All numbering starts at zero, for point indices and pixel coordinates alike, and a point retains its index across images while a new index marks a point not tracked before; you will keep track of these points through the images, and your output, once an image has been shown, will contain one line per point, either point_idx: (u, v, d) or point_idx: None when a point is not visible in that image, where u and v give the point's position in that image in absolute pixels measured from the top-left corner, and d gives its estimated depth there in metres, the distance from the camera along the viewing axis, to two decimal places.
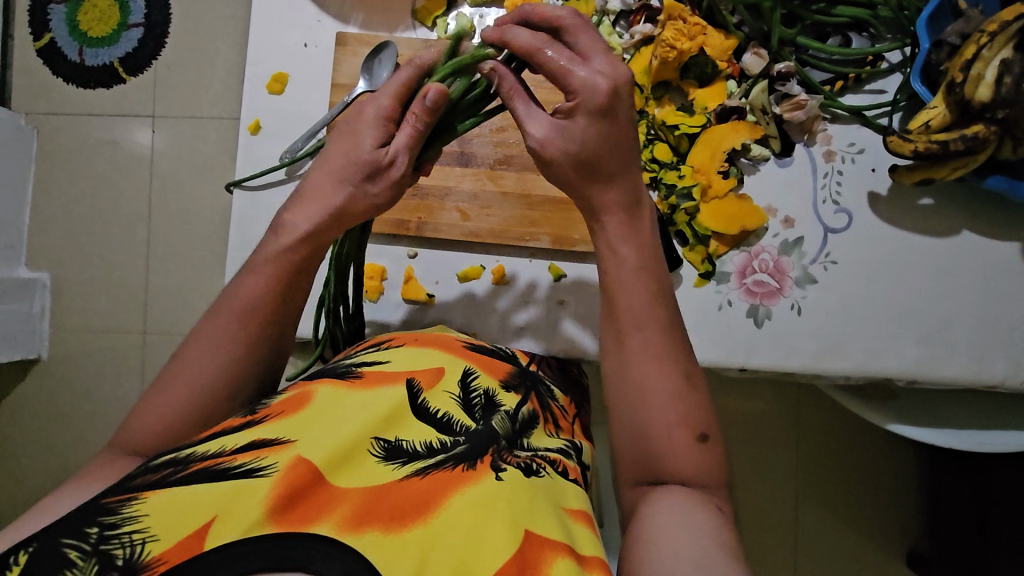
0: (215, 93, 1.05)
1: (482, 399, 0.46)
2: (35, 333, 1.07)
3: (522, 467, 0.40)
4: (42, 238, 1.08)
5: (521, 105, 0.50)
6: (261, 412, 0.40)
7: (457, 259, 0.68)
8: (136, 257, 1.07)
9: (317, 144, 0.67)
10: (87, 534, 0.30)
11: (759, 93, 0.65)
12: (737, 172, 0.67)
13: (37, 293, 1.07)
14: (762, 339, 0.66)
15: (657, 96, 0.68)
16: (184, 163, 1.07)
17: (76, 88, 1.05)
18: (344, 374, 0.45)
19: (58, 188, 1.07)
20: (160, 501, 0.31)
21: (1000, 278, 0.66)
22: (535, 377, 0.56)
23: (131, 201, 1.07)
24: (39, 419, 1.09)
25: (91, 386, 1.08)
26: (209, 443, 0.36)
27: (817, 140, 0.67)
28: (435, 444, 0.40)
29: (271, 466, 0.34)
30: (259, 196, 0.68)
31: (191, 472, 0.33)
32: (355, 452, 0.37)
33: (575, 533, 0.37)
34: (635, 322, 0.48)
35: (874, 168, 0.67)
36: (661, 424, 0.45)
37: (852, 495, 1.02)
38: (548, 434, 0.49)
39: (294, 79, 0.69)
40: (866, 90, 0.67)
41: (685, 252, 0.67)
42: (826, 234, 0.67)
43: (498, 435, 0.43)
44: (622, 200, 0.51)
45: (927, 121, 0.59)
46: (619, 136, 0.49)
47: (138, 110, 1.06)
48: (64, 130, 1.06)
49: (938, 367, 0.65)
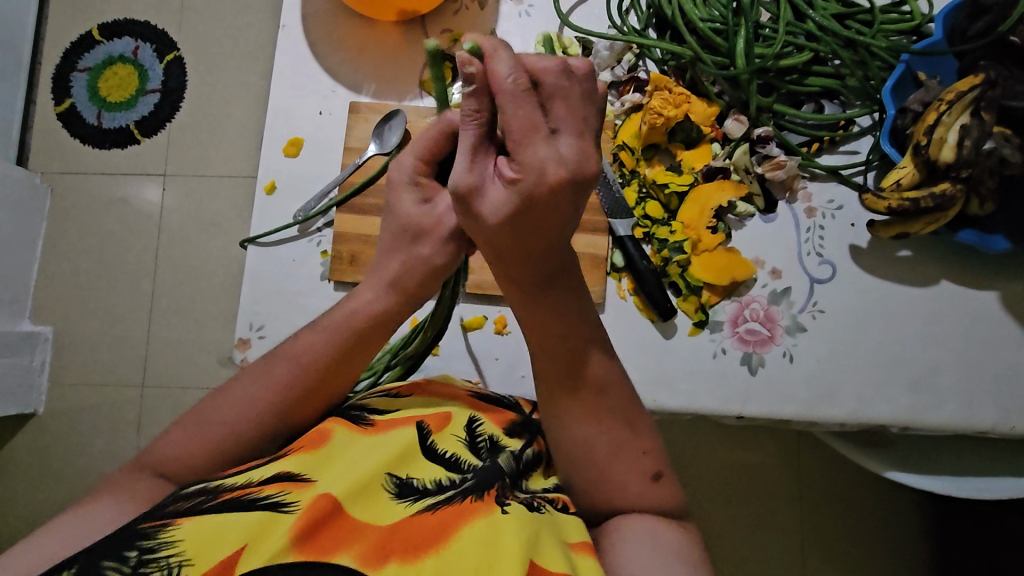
0: (226, 154, 1.11)
1: (488, 442, 0.47)
2: (33, 387, 1.08)
3: (525, 502, 0.42)
4: (49, 291, 1.11)
5: (468, 138, 0.40)
6: (284, 449, 0.43)
7: (459, 310, 0.71)
8: (140, 310, 1.10)
9: (329, 203, 0.71)
10: (127, 556, 0.33)
11: (741, 155, 0.70)
12: (725, 227, 0.71)
13: (39, 346, 1.08)
14: (756, 387, 0.68)
15: (647, 157, 0.73)
16: (194, 220, 1.11)
17: (91, 149, 1.11)
18: (357, 419, 0.47)
19: (68, 243, 1.11)
20: (194, 527, 0.35)
21: (980, 326, 0.69)
22: (539, 426, 0.55)
23: (138, 256, 1.11)
24: (32, 475, 1.09)
25: (87, 440, 1.08)
26: (237, 476, 0.40)
27: (798, 197, 0.72)
28: (444, 482, 0.42)
29: (294, 502, 0.37)
30: (271, 252, 0.72)
31: (222, 501, 0.37)
32: (369, 487, 0.39)
33: (578, 566, 0.39)
34: (571, 388, 0.49)
35: (854, 223, 0.71)
36: (612, 474, 0.48)
37: (857, 547, 1.00)
38: (548, 479, 0.50)
39: (308, 143, 0.74)
40: (841, 151, 0.72)
41: (679, 302, 0.70)
42: (812, 284, 0.70)
43: (503, 472, 0.44)
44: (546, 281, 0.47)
45: (898, 180, 0.64)
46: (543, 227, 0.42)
47: (150, 169, 1.11)
48: (77, 188, 1.11)
49: (929, 414, 0.67)
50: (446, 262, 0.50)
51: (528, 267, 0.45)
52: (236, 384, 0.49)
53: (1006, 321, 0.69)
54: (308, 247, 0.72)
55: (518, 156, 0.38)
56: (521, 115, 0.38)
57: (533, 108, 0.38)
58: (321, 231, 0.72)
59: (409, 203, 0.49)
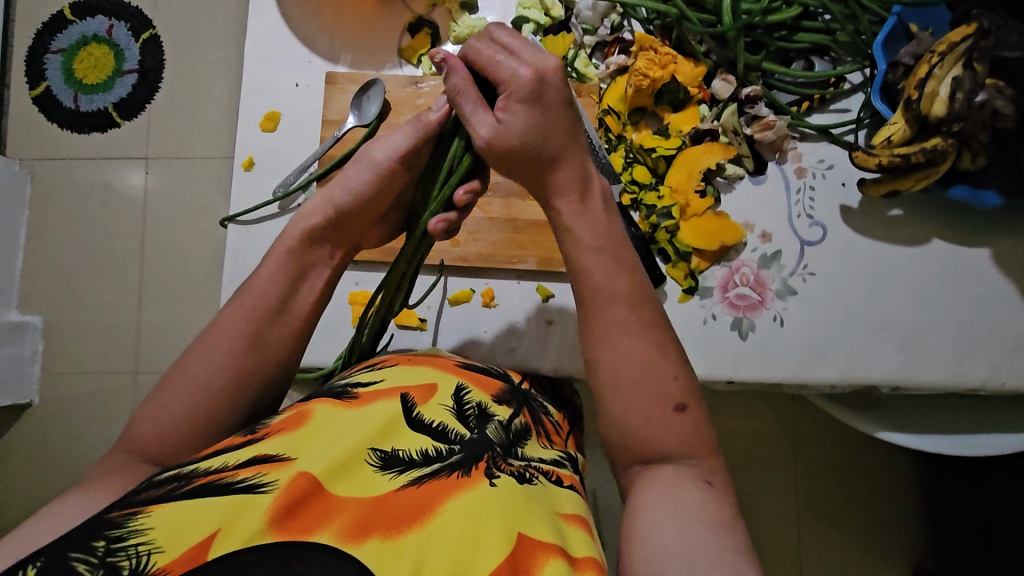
0: (208, 133, 1.09)
1: (476, 410, 0.48)
2: (26, 377, 1.07)
3: (516, 475, 0.43)
4: (36, 278, 1.09)
5: (469, 101, 0.49)
6: (261, 432, 0.43)
7: (447, 284, 0.70)
8: (129, 296, 1.08)
9: (308, 178, 0.69)
10: (93, 547, 0.33)
11: (729, 116, 0.69)
12: (713, 191, 0.69)
13: (29, 336, 1.07)
14: (748, 351, 0.68)
15: (634, 122, 0.71)
16: (179, 203, 1.09)
17: (71, 133, 1.08)
18: (340, 394, 0.48)
19: (51, 231, 1.09)
20: (165, 515, 0.35)
21: (973, 283, 0.68)
22: (526, 395, 0.57)
23: (124, 242, 1.09)
24: (29, 465, 1.08)
25: (84, 428, 1.08)
26: (210, 461, 0.40)
27: (787, 158, 0.70)
28: (431, 453, 0.43)
29: (272, 483, 0.37)
30: (252, 230, 0.70)
31: (194, 487, 0.37)
32: (353, 464, 0.40)
33: (568, 539, 0.40)
34: (600, 301, 0.48)
35: (844, 182, 0.70)
36: (634, 401, 0.46)
37: (851, 507, 1.02)
38: (542, 447, 0.50)
39: (285, 117, 0.72)
40: (832, 109, 0.71)
41: (668, 269, 0.69)
42: (803, 247, 0.70)
43: (493, 442, 0.45)
44: (572, 179, 0.49)
45: (889, 137, 0.62)
46: (556, 123, 0.48)
47: (132, 153, 1.08)
48: (58, 174, 1.09)
49: (920, 373, 0.67)
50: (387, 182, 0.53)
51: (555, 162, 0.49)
52: (212, 330, 0.50)
53: (998, 277, 0.68)
54: None
55: (501, 76, 0.48)
56: (504, 67, 0.48)
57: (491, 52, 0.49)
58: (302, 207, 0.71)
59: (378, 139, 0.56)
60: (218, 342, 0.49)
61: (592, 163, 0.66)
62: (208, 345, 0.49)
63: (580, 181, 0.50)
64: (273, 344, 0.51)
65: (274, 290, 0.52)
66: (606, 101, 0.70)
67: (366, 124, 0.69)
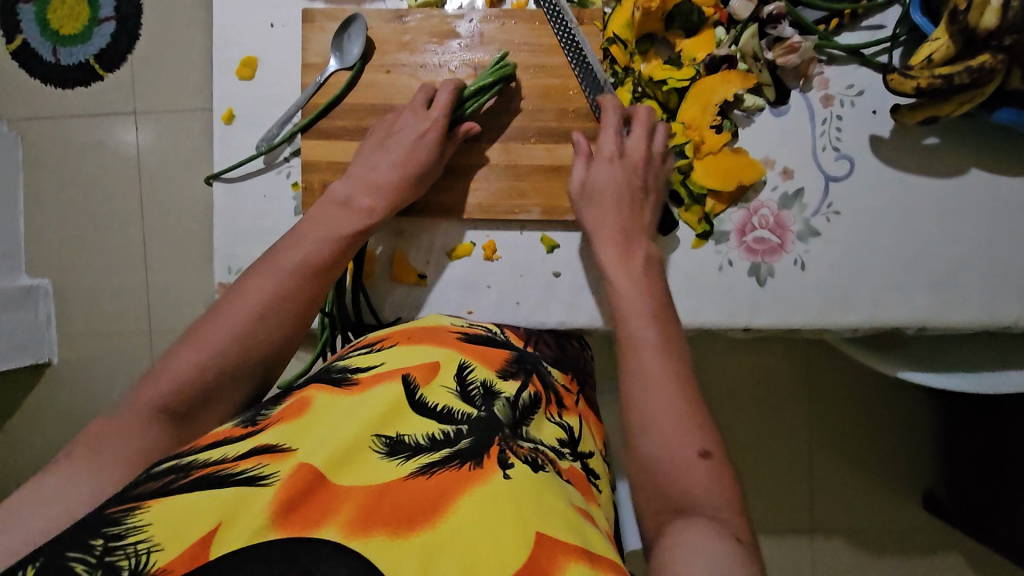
0: (196, 80, 1.02)
1: (481, 390, 0.51)
2: (43, 340, 1.08)
3: (528, 462, 0.45)
4: (40, 242, 1.07)
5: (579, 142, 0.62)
6: (261, 423, 0.44)
7: (447, 238, 0.66)
8: (134, 257, 1.06)
9: (292, 129, 0.64)
10: (91, 546, 0.32)
11: (750, 38, 0.61)
12: (731, 125, 0.63)
13: (41, 300, 1.07)
14: (765, 298, 0.64)
15: (642, 51, 0.64)
16: (173, 159, 1.04)
17: (55, 90, 1.02)
18: (339, 380, 0.49)
19: (49, 194, 1.06)
20: (163, 510, 0.34)
21: (1011, 215, 0.63)
22: (534, 359, 0.59)
23: (123, 201, 1.06)
24: (59, 424, 1.11)
25: (105, 387, 1.09)
26: (209, 453, 0.40)
27: (813, 85, 0.64)
28: (437, 437, 0.44)
29: (274, 474, 0.38)
30: (238, 188, 0.66)
31: (193, 480, 0.37)
32: (357, 452, 0.41)
33: (584, 535, 0.41)
34: (639, 349, 0.52)
35: (875, 110, 0.64)
36: (661, 438, 0.46)
37: (867, 443, 1.02)
38: (549, 417, 0.54)
39: (263, 63, 0.66)
40: (863, 27, 0.63)
41: (680, 214, 0.65)
42: (827, 183, 0.64)
43: (500, 424, 0.48)
44: (612, 235, 0.59)
45: (929, 56, 0.56)
46: (614, 190, 0.60)
47: (119, 108, 1.03)
48: (48, 134, 1.04)
49: (950, 313, 0.63)
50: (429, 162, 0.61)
51: (607, 210, 0.60)
52: (234, 292, 0.52)
53: None
54: (278, 180, 0.66)
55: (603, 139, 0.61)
56: (609, 134, 0.61)
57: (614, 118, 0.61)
58: (288, 161, 0.66)
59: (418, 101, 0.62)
60: (248, 298, 0.51)
61: (594, 100, 0.63)
62: (237, 301, 0.51)
63: (619, 238, 0.59)
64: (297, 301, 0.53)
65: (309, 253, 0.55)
66: (611, 28, 0.64)
67: (349, 67, 0.64)
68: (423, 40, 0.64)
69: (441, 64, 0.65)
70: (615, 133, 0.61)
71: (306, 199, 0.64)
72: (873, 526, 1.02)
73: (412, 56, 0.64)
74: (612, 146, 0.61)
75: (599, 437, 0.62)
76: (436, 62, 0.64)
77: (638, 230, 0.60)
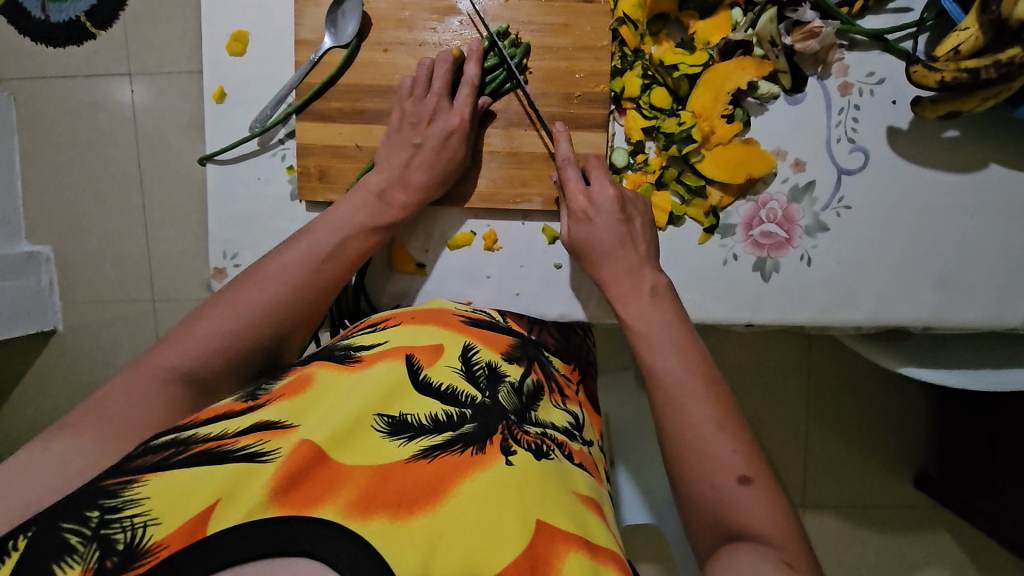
0: (191, 43, 0.99)
1: (486, 371, 0.52)
2: (47, 306, 1.08)
3: (533, 449, 0.46)
4: (38, 209, 1.04)
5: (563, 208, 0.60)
6: (263, 398, 0.45)
7: (448, 225, 0.64)
8: (134, 224, 1.05)
9: (287, 110, 0.62)
10: (87, 518, 0.33)
11: (767, 24, 0.57)
12: (743, 114, 0.61)
13: (42, 266, 1.06)
14: (770, 293, 0.63)
15: (654, 32, 0.61)
16: (169, 123, 1.01)
17: (45, 49, 0.98)
18: (343, 358, 0.50)
19: (43, 157, 1.02)
20: (162, 485, 0.35)
21: None
22: (537, 345, 0.60)
23: (121, 167, 1.03)
24: (66, 388, 1.12)
25: (110, 354, 1.10)
26: (209, 426, 0.41)
27: (831, 72, 0.61)
28: (440, 418, 0.45)
29: (275, 451, 0.39)
30: (232, 171, 0.64)
31: (193, 454, 0.38)
32: (359, 429, 0.42)
33: (584, 523, 0.43)
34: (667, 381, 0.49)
35: (895, 100, 0.61)
36: (700, 465, 0.45)
37: (865, 427, 1.03)
38: (555, 406, 0.54)
39: (255, 38, 0.63)
40: (888, 10, 0.60)
41: (685, 209, 0.63)
42: (840, 176, 0.62)
43: (507, 411, 0.48)
44: (622, 279, 0.56)
45: (957, 46, 0.52)
46: (603, 237, 0.57)
47: (113, 68, 1.00)
48: (39, 96, 1.01)
49: (956, 313, 0.62)
50: (458, 154, 0.60)
51: (610, 259, 0.57)
52: (269, 265, 0.53)
53: None
54: (272, 163, 0.64)
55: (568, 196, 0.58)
56: (572, 189, 0.58)
57: (570, 171, 0.58)
58: (283, 143, 0.64)
59: (440, 82, 0.59)
60: (275, 271, 0.53)
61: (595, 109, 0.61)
62: (260, 273, 0.53)
63: (638, 278, 0.56)
64: (319, 289, 0.54)
65: (336, 239, 0.56)
66: (621, 8, 0.60)
67: (345, 45, 0.61)
68: (423, 16, 0.61)
69: (442, 43, 0.62)
70: (577, 183, 0.58)
71: (301, 184, 0.63)
72: (863, 498, 1.04)
73: (411, 34, 0.61)
74: (580, 197, 0.58)
75: (596, 429, 0.62)
76: (436, 41, 0.61)
77: (639, 263, 0.56)
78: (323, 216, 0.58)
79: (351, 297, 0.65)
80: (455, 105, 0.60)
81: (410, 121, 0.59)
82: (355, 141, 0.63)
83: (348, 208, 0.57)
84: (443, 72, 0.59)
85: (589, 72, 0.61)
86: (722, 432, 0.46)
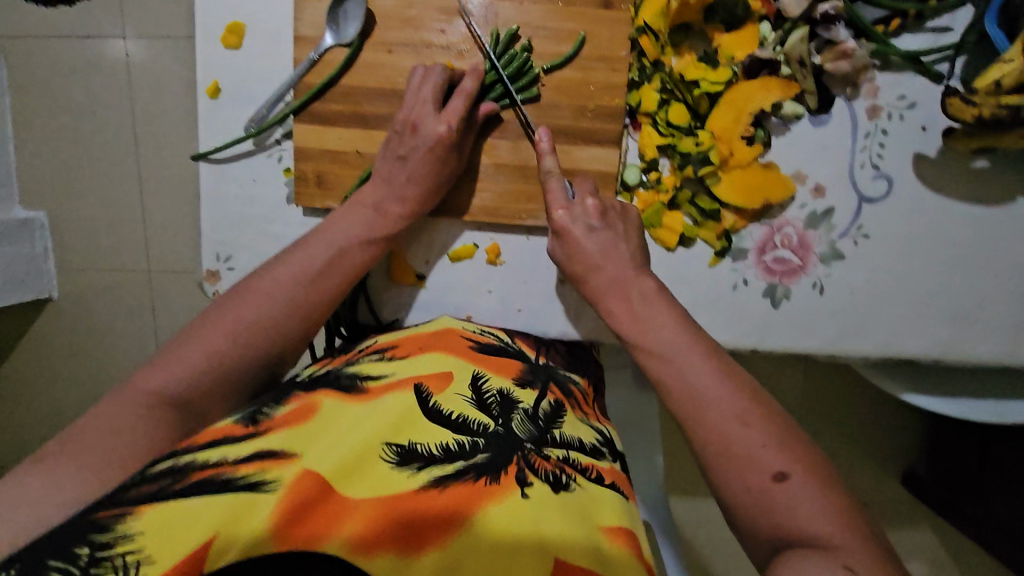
0: (190, 10, 0.93)
1: (497, 399, 0.49)
2: (42, 273, 1.05)
3: (550, 479, 0.43)
4: (32, 175, 1.02)
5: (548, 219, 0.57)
6: (265, 423, 0.42)
7: (450, 237, 0.62)
8: (130, 195, 1.02)
9: (285, 111, 0.59)
10: (76, 556, 0.31)
11: (797, 42, 0.55)
12: (763, 136, 0.58)
13: (36, 233, 1.03)
14: (777, 320, 0.61)
15: (675, 43, 0.58)
16: (165, 91, 0.97)
17: (39, 8, 0.94)
18: (347, 386, 0.48)
19: (37, 120, 0.99)
20: (159, 518, 0.34)
21: None
22: (550, 369, 0.58)
23: (117, 134, 0.99)
24: (61, 355, 1.11)
25: (106, 325, 1.09)
26: (209, 451, 0.38)
27: (861, 92, 0.57)
28: (451, 447, 0.43)
29: (276, 481, 0.37)
30: (226, 171, 0.62)
31: (192, 482, 0.36)
32: (367, 460, 0.40)
33: (606, 548, 0.40)
34: (690, 387, 0.46)
35: (925, 126, 0.58)
36: (736, 468, 0.41)
37: (861, 437, 1.03)
38: (580, 420, 0.53)
39: (252, 31, 0.59)
40: (927, 29, 0.56)
41: (696, 231, 0.60)
42: (861, 204, 0.59)
43: (522, 439, 0.45)
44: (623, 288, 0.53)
45: (997, 80, 0.49)
46: (587, 249, 0.54)
47: (107, 30, 0.95)
48: (31, 59, 0.96)
49: (968, 348, 0.61)
50: (451, 166, 0.56)
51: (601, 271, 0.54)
52: (262, 281, 0.52)
53: None
54: (268, 165, 0.62)
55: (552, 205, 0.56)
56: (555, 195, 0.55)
57: (556, 179, 0.55)
58: (280, 144, 0.61)
59: (428, 93, 0.55)
60: (270, 288, 0.51)
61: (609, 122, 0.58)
62: (254, 290, 0.51)
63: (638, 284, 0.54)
64: (314, 306, 0.53)
65: (330, 255, 0.54)
66: (642, 16, 0.56)
67: (346, 45, 0.58)
68: (431, 16, 0.57)
69: (450, 46, 0.58)
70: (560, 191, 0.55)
71: (298, 189, 0.60)
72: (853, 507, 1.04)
73: (418, 34, 0.58)
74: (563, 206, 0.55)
75: None
76: (444, 43, 0.58)
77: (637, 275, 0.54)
78: (316, 230, 0.56)
79: (347, 309, 0.62)
80: (442, 111, 0.55)
81: (398, 131, 0.56)
82: (355, 147, 0.60)
83: (348, 220, 0.55)
84: (433, 81, 0.55)
85: (605, 85, 0.58)
86: (748, 427, 0.43)
